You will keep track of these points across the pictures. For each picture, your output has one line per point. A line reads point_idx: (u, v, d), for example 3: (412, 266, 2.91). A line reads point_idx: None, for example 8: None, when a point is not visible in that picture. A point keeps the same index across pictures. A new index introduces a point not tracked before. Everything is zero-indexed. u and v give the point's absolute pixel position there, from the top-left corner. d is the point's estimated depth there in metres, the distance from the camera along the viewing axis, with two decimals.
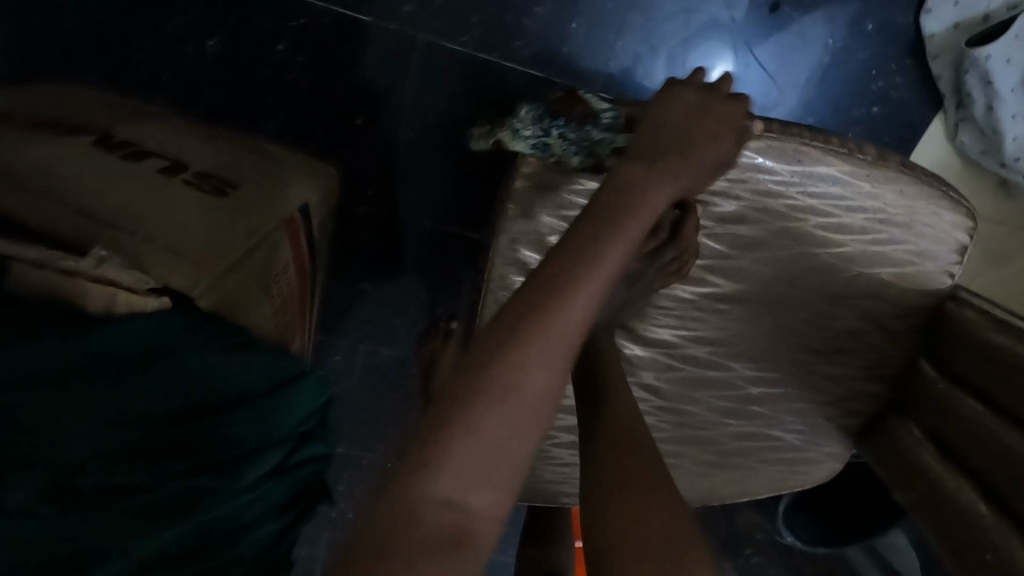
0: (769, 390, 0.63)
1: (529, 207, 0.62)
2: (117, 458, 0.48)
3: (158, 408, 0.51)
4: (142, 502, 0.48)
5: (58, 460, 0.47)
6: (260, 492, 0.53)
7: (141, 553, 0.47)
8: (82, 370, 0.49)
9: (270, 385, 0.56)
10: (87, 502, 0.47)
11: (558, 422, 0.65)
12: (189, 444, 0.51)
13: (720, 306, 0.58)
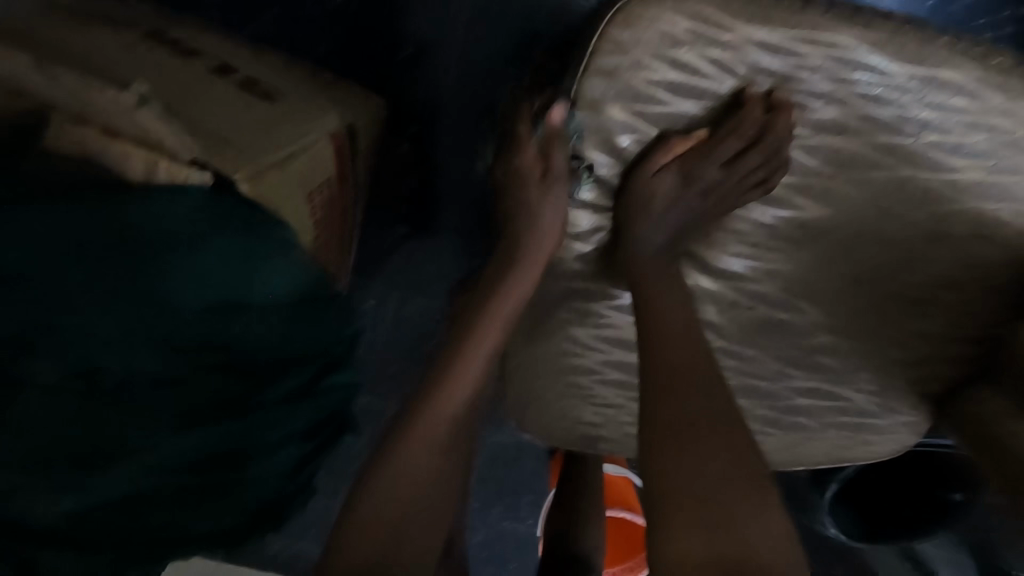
0: (841, 339, 0.57)
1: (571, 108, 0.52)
2: (142, 340, 0.48)
3: (184, 306, 0.48)
4: (162, 403, 0.49)
5: (82, 345, 0.46)
6: (277, 413, 0.53)
7: (156, 452, 0.49)
8: (111, 250, 0.46)
9: (300, 295, 0.54)
10: (109, 394, 0.48)
11: (605, 357, 0.59)
12: (214, 348, 0.50)
13: (798, 234, 0.52)
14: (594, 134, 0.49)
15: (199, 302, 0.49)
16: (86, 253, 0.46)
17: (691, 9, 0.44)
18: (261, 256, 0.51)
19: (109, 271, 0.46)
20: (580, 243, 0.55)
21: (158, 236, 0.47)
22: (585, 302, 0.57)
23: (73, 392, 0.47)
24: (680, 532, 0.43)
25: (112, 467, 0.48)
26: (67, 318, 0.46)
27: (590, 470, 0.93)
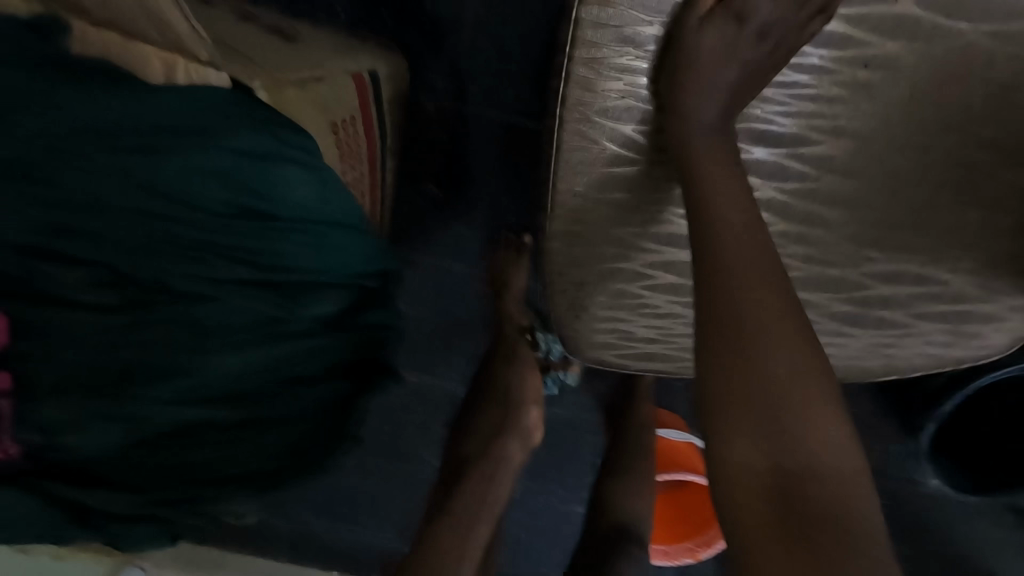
0: (921, 205, 0.51)
1: None
2: (169, 242, 0.47)
3: (209, 210, 0.48)
4: (193, 323, 0.49)
5: (111, 249, 0.46)
6: (310, 342, 0.55)
7: (195, 378, 0.50)
8: (129, 145, 0.45)
9: (330, 213, 0.54)
10: (137, 312, 0.47)
11: (653, 256, 0.57)
12: (242, 260, 0.50)
13: (863, 79, 0.48)
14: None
15: (224, 206, 0.48)
16: (102, 148, 0.44)
17: None
18: (285, 163, 0.50)
19: (126, 164, 0.45)
20: (615, 124, 0.51)
21: (179, 133, 0.46)
22: (627, 195, 0.54)
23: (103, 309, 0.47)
24: (735, 436, 0.39)
25: (153, 391, 0.49)
26: (91, 216, 0.45)
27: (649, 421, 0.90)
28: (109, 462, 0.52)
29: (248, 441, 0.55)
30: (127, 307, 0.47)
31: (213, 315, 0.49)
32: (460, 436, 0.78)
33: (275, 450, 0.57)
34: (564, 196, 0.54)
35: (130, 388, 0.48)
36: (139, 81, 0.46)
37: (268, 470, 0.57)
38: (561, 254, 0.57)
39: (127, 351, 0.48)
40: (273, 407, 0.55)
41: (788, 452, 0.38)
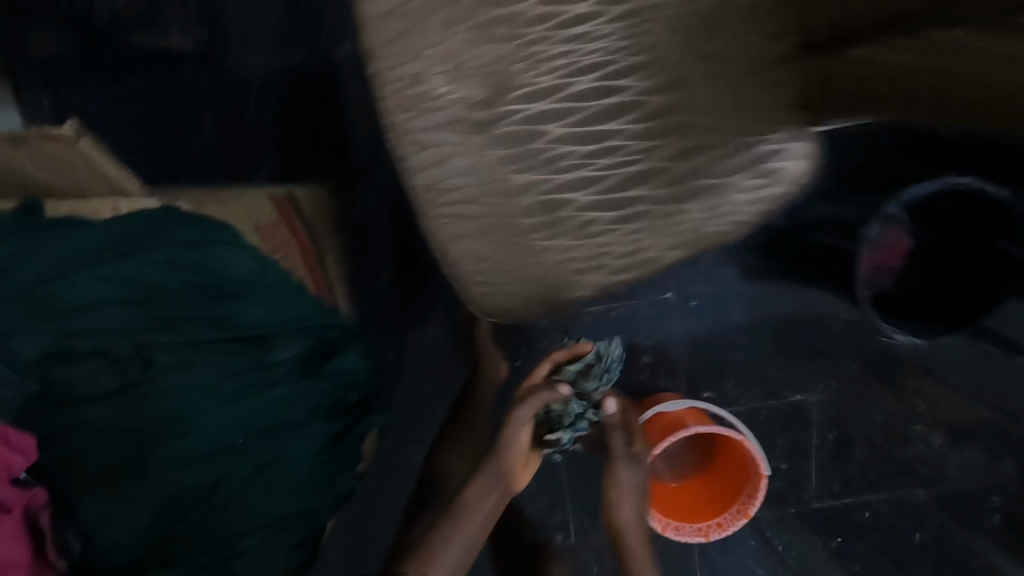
0: (690, 102, 0.64)
1: (384, 41, 0.61)
2: (151, 332, 0.62)
3: (170, 296, 0.63)
4: (186, 389, 0.62)
5: (111, 350, 0.62)
6: (285, 387, 0.67)
7: (203, 436, 0.63)
8: (99, 269, 0.62)
9: (265, 276, 0.67)
10: (141, 393, 0.61)
11: (534, 218, 0.66)
12: (209, 330, 0.64)
13: (597, 32, 0.63)
14: (412, 44, 0.61)
15: (185, 292, 0.63)
16: (82, 279, 0.61)
17: None
18: (214, 247, 0.65)
19: (108, 292, 0.62)
20: (449, 135, 0.63)
21: (132, 250, 0.63)
22: (484, 180, 0.64)
23: (116, 400, 0.61)
24: None
25: (172, 454, 0.62)
26: (91, 329, 0.61)
27: (650, 450, 0.99)
28: (156, 548, 0.62)
29: (268, 485, 0.65)
30: (133, 393, 0.61)
31: (199, 378, 0.63)
32: (440, 449, 0.98)
33: (297, 490, 0.67)
34: (435, 207, 0.65)
35: (152, 455, 0.61)
36: (93, 223, 0.63)
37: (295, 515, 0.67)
38: (457, 248, 0.66)
39: (143, 428, 0.61)
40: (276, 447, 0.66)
41: None
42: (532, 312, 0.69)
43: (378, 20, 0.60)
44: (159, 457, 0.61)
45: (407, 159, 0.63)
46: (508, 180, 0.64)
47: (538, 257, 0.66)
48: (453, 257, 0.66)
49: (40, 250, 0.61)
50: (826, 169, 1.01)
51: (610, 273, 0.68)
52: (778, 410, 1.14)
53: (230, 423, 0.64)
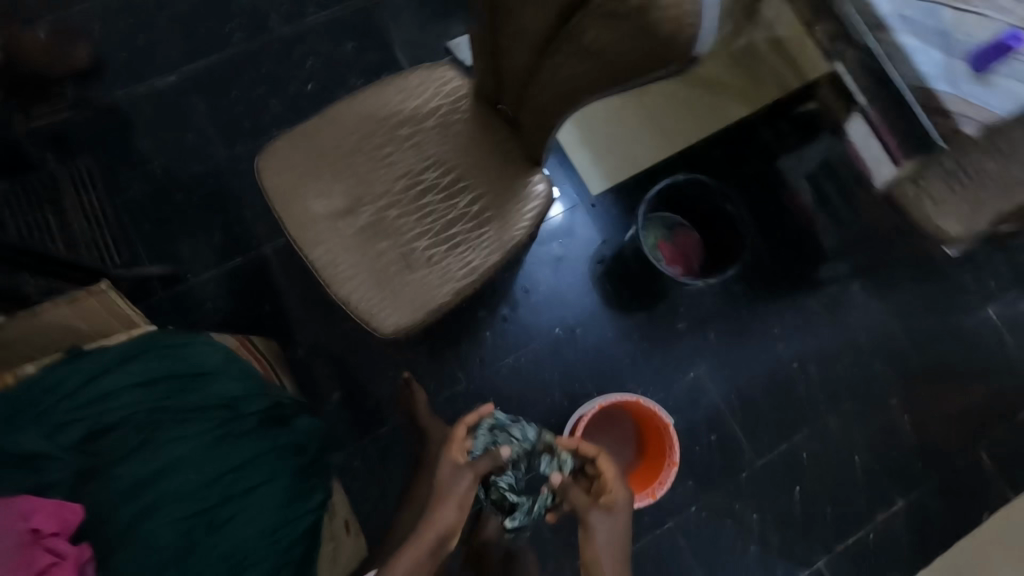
0: (465, 181, 1.08)
1: (281, 205, 1.05)
2: (145, 407, 0.86)
3: (159, 381, 0.88)
4: (178, 444, 0.86)
5: (117, 426, 0.84)
6: (258, 436, 0.92)
7: (198, 477, 0.85)
8: (108, 371, 0.87)
9: (228, 363, 0.94)
10: (145, 450, 0.84)
11: (397, 272, 1.04)
12: (191, 402, 0.89)
13: (401, 161, 1.08)
14: (296, 201, 1.05)
15: (171, 376, 0.89)
16: (96, 379, 0.86)
17: (295, 138, 1.07)
18: (193, 347, 0.92)
19: (118, 389, 0.86)
20: (330, 242, 1.04)
21: (131, 355, 0.89)
22: (358, 261, 1.04)
23: (126, 459, 0.83)
24: None
25: (179, 491, 0.84)
26: (100, 411, 0.84)
27: (618, 494, 0.82)
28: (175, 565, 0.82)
29: (243, 518, 0.86)
30: (138, 452, 0.84)
31: (190, 435, 0.87)
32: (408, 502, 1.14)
33: (274, 516, 0.88)
34: (333, 283, 1.03)
35: (163, 493, 0.83)
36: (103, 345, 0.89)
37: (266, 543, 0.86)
38: (354, 306, 1.03)
39: (152, 474, 0.83)
40: (256, 479, 0.89)
41: None
42: (415, 332, 1.04)
43: (275, 194, 1.05)
44: (169, 494, 0.83)
45: (309, 263, 1.03)
46: (379, 249, 1.05)
47: (410, 286, 1.03)
48: (354, 311, 1.03)
49: (66, 369, 0.86)
50: (618, 224, 1.62)
51: (459, 282, 1.04)
52: (684, 391, 1.57)
53: (214, 472, 0.86)
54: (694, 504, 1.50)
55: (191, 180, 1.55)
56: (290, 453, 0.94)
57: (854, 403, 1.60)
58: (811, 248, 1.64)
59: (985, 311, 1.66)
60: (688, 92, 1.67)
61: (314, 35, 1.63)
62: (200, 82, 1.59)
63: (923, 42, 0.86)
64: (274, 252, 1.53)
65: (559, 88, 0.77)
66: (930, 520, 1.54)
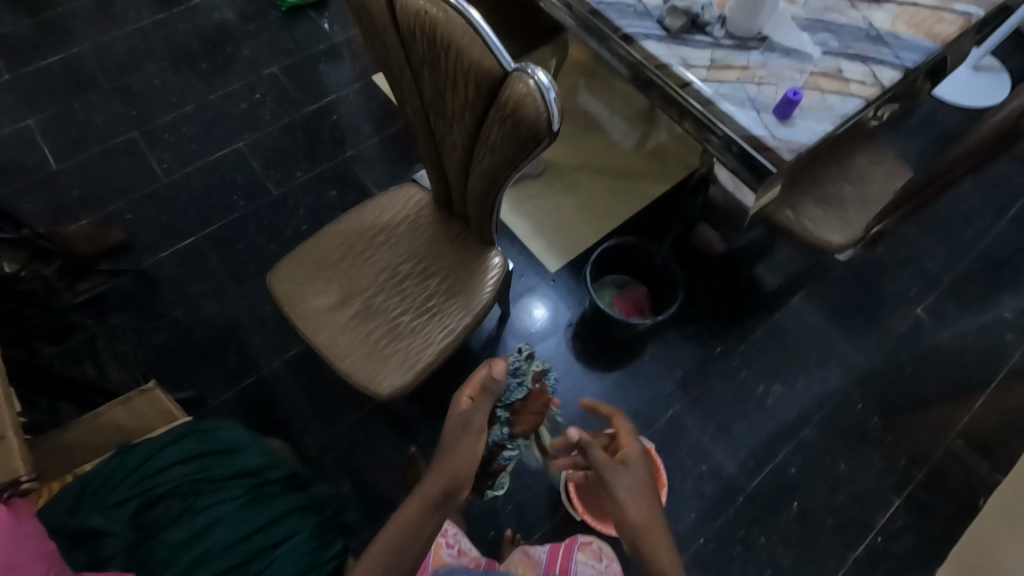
0: (434, 266, 1.35)
1: (290, 308, 1.30)
2: (186, 482, 1.04)
3: (196, 460, 1.06)
4: (214, 510, 1.02)
5: (166, 502, 1.02)
6: (284, 498, 1.07)
7: (233, 537, 1.00)
8: (155, 457, 1.05)
9: (253, 440, 1.12)
10: (188, 518, 1.01)
11: (388, 345, 1.26)
12: (223, 475, 1.05)
13: (382, 260, 1.36)
14: (302, 303, 1.30)
15: (206, 455, 1.07)
16: (146, 463, 1.04)
17: (296, 255, 1.35)
18: (225, 428, 1.11)
19: (166, 467, 1.04)
20: (332, 330, 1.28)
21: (173, 441, 1.07)
22: (357, 341, 1.26)
23: (174, 528, 1.00)
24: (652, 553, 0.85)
25: (217, 550, 0.98)
26: (151, 491, 1.02)
27: (631, 445, 0.96)
28: None
29: (271, 569, 0.99)
30: (183, 520, 1.01)
31: (223, 502, 1.03)
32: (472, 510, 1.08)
33: (301, 565, 1.00)
34: (338, 363, 1.24)
35: (204, 554, 0.98)
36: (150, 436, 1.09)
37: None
38: (356, 378, 1.23)
39: (194, 537, 0.99)
40: (284, 535, 1.02)
41: (633, 541, 0.86)
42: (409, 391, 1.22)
43: (285, 300, 1.31)
44: (209, 553, 0.98)
45: (317, 350, 1.26)
46: (372, 328, 1.28)
47: (399, 354, 1.25)
48: (357, 382, 1.23)
49: (123, 458, 1.05)
50: (576, 291, 1.88)
51: (439, 343, 1.26)
52: (667, 428, 1.71)
53: (246, 529, 1.01)
54: (701, 537, 1.59)
55: (206, 318, 1.81)
56: (314, 509, 1.08)
57: (823, 414, 1.73)
58: (743, 287, 1.89)
59: (914, 312, 1.87)
60: (610, 181, 2.05)
61: (304, 188, 2.02)
62: (213, 239, 1.93)
63: (738, 107, 1.23)
64: (284, 366, 1.75)
65: (479, 173, 1.07)
66: (927, 514, 1.62)
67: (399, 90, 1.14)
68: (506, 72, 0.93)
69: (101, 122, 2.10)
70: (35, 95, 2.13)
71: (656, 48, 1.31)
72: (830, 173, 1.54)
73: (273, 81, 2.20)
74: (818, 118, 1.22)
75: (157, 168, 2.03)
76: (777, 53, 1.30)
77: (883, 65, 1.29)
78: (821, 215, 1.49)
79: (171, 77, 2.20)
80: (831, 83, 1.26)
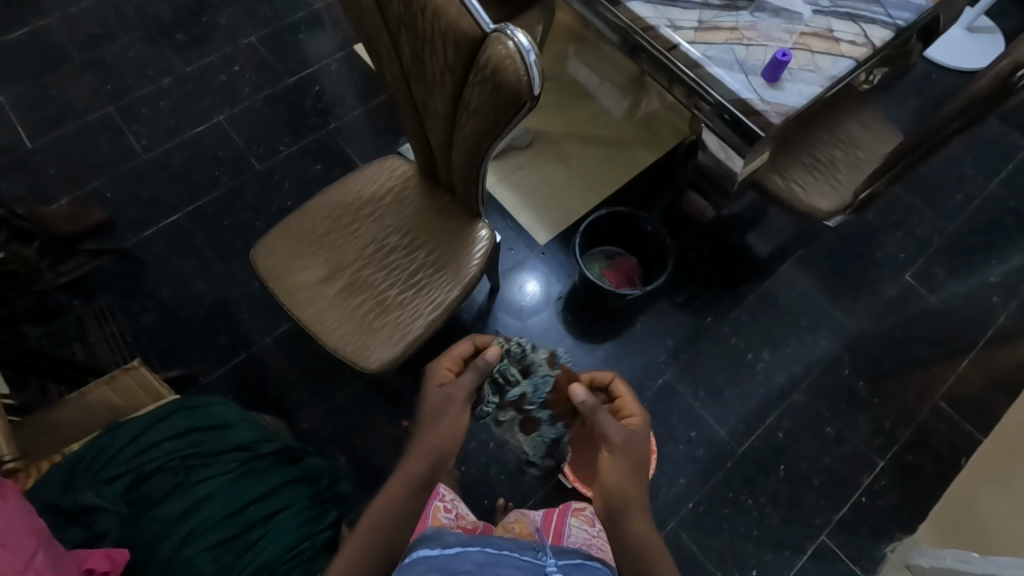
0: (421, 239, 1.33)
1: (276, 283, 1.29)
2: (177, 458, 1.04)
3: (186, 436, 1.07)
4: (206, 485, 1.03)
5: (158, 478, 1.03)
6: (277, 472, 1.08)
7: (226, 511, 1.01)
8: (144, 434, 1.05)
9: (243, 416, 1.12)
10: (181, 493, 1.02)
11: (376, 320, 1.25)
12: (214, 450, 1.06)
13: (367, 234, 1.34)
14: (287, 279, 1.29)
15: (196, 431, 1.07)
16: (135, 440, 1.05)
17: (279, 231, 1.33)
18: (214, 405, 1.11)
19: (157, 443, 1.05)
20: (318, 306, 1.27)
21: (162, 419, 1.08)
22: (344, 317, 1.26)
23: (167, 502, 1.01)
24: (632, 521, 0.88)
25: (211, 523, 1.00)
26: (142, 467, 1.03)
27: (637, 415, 1.00)
28: None
29: (265, 540, 1.01)
30: (176, 495, 1.02)
31: (215, 477, 1.04)
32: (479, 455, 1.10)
33: (295, 536, 1.02)
34: (326, 338, 1.24)
35: (198, 528, 0.99)
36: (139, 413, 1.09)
37: (288, 558, 1.00)
38: (345, 352, 1.23)
39: (187, 511, 1.00)
40: (278, 507, 1.04)
41: (615, 509, 0.89)
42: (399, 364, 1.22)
43: (271, 276, 1.29)
44: (203, 526, 1.00)
45: (305, 326, 1.25)
46: (359, 303, 1.27)
47: (388, 327, 1.24)
48: (346, 356, 1.22)
49: (112, 435, 1.05)
50: (567, 261, 1.87)
51: (428, 317, 1.25)
52: (658, 396, 1.73)
53: (238, 503, 1.02)
54: (691, 500, 1.62)
55: (194, 296, 1.80)
56: (307, 482, 1.09)
57: (811, 379, 1.76)
58: (733, 256, 1.89)
59: (903, 278, 1.87)
60: (600, 150, 2.02)
61: (288, 163, 1.98)
62: (198, 216, 1.89)
63: (726, 71, 1.21)
64: (275, 342, 1.75)
65: (461, 141, 1.05)
66: (910, 473, 1.66)
67: (378, 56, 1.11)
68: (485, 33, 0.90)
69: (75, 98, 2.03)
70: (5, 70, 2.06)
71: (643, 9, 1.27)
72: (821, 137, 1.52)
73: (252, 52, 2.13)
74: (808, 80, 1.20)
75: (136, 144, 1.98)
76: (766, 13, 1.27)
77: (875, 25, 1.26)
78: (812, 181, 1.48)
79: (146, 49, 2.12)
80: (821, 44, 1.23)
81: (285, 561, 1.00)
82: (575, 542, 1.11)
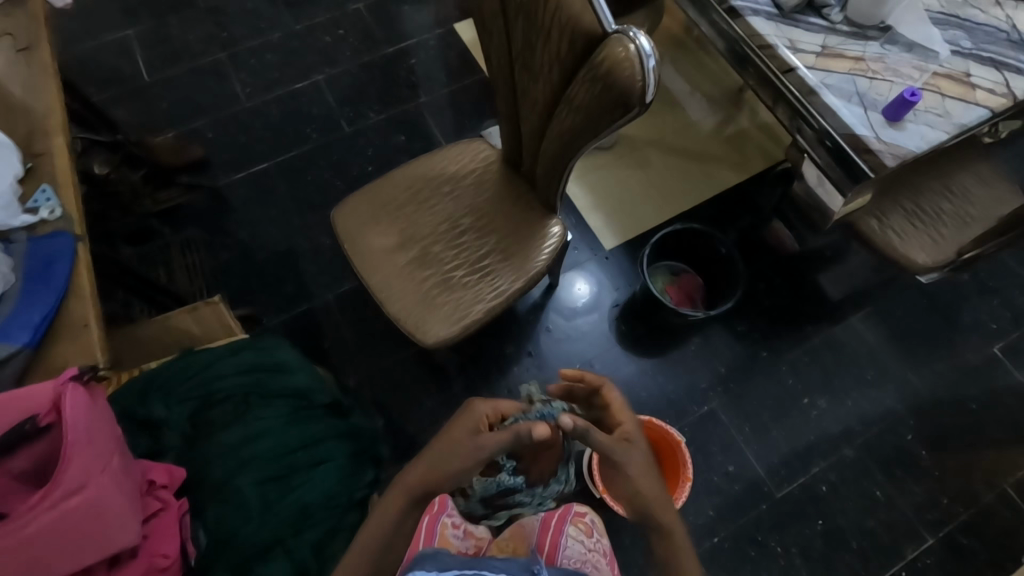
0: (491, 226, 1.34)
1: (350, 244, 1.33)
2: (239, 392, 1.11)
3: (251, 375, 1.13)
4: (261, 423, 1.09)
5: (221, 409, 1.10)
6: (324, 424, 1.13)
7: (274, 453, 1.07)
8: (213, 364, 1.13)
9: (301, 365, 1.18)
10: (237, 426, 1.09)
11: (436, 297, 1.28)
12: (272, 393, 1.13)
13: (440, 212, 1.36)
14: (359, 242, 1.33)
15: (259, 372, 1.14)
16: (205, 369, 1.12)
17: (359, 196, 1.37)
18: (279, 350, 1.18)
19: (222, 376, 1.12)
20: (384, 274, 1.30)
21: (232, 354, 1.14)
22: (407, 288, 1.29)
23: (224, 432, 1.08)
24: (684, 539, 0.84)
25: (258, 460, 1.06)
26: (208, 395, 1.10)
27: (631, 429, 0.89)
28: (252, 519, 1.02)
29: (306, 486, 1.06)
30: (233, 427, 1.09)
31: (267, 417, 1.10)
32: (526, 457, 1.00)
33: (333, 489, 1.07)
34: (389, 304, 1.27)
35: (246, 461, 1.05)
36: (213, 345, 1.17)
37: (324, 507, 1.05)
38: (404, 322, 1.26)
39: (239, 443, 1.07)
40: (321, 459, 1.09)
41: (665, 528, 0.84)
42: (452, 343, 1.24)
43: (347, 236, 1.34)
44: (252, 460, 1.06)
45: (372, 290, 1.29)
46: (423, 277, 1.30)
47: (446, 306, 1.27)
48: (405, 326, 1.25)
49: (185, 359, 1.13)
50: (629, 271, 1.83)
51: (486, 303, 1.26)
52: (699, 422, 1.68)
53: (286, 445, 1.08)
54: (716, 534, 1.58)
55: (268, 242, 1.89)
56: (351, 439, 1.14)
57: (867, 437, 1.66)
58: (805, 293, 1.80)
59: (991, 349, 1.73)
60: (682, 161, 1.96)
61: (374, 129, 2.04)
62: (284, 167, 1.98)
63: (844, 102, 1.14)
64: (334, 297, 1.82)
65: (555, 135, 1.04)
66: (961, 558, 1.55)
67: (487, 39, 1.12)
68: (605, 32, 0.89)
69: (193, 39, 2.16)
70: (136, 7, 2.21)
71: (763, 26, 1.21)
72: (929, 185, 1.42)
73: (358, 17, 2.20)
74: (934, 124, 1.11)
75: (239, 91, 2.09)
76: (898, 47, 1.19)
77: (1020, 75, 1.15)
78: (911, 233, 1.38)
79: (262, 2, 2.23)
80: (955, 87, 1.14)
81: (321, 508, 1.05)
82: (570, 557, 1.06)
